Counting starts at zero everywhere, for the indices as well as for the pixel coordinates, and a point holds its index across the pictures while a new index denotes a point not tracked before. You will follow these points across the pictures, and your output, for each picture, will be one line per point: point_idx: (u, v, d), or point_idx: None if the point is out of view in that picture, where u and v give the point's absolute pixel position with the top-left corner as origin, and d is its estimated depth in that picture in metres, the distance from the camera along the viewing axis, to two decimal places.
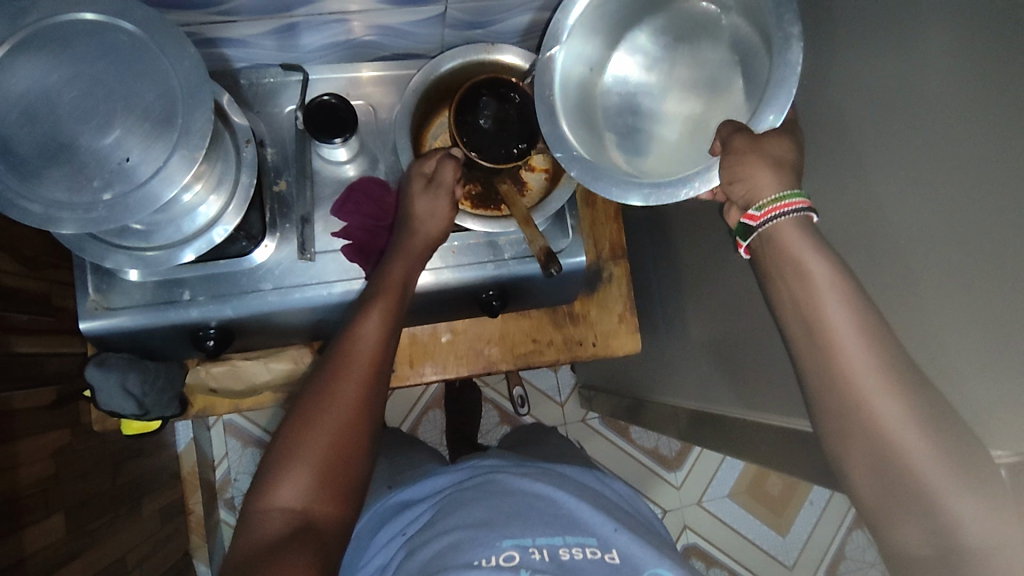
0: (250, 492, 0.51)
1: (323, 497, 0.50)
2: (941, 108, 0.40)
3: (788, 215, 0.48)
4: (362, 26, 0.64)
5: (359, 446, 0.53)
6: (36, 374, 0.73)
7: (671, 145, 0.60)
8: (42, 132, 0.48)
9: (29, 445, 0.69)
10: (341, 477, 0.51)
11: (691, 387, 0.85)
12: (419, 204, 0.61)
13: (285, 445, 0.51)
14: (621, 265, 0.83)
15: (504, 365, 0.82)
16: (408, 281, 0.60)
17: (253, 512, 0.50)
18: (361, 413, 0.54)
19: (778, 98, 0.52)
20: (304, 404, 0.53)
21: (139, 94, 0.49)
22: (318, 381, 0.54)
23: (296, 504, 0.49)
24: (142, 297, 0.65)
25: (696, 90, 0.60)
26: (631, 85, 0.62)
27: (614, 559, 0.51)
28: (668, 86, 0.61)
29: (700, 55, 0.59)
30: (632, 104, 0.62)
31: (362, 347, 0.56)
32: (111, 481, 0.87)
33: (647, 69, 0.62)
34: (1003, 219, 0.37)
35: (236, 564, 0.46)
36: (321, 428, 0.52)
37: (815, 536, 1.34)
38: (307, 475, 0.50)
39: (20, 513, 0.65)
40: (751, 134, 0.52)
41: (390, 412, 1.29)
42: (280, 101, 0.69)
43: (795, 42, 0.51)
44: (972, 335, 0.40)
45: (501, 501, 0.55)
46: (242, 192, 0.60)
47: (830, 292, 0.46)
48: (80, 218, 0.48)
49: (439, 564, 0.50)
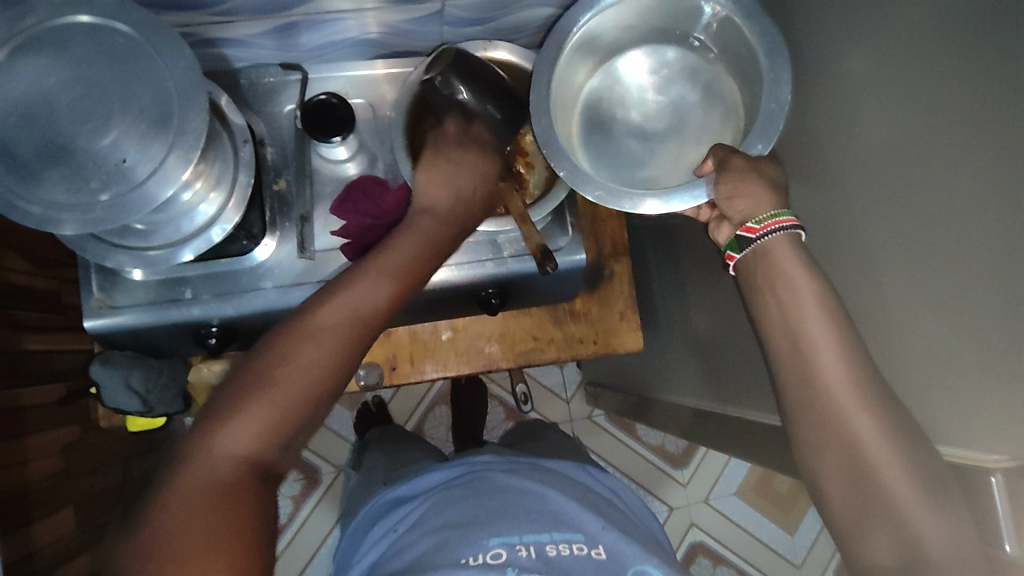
0: (191, 428, 0.48)
1: (274, 453, 0.48)
2: (946, 112, 0.40)
3: (777, 232, 0.50)
4: (376, 22, 0.64)
5: (325, 410, 0.50)
6: (46, 370, 0.74)
7: (656, 170, 0.64)
8: (40, 134, 0.48)
9: (39, 440, 0.71)
10: (300, 436, 0.49)
11: (694, 386, 0.84)
12: (473, 181, 0.62)
13: (244, 388, 0.48)
14: (623, 262, 0.82)
15: (505, 363, 0.82)
16: (423, 262, 0.56)
17: (198, 448, 0.46)
18: (332, 376, 0.50)
19: (767, 122, 0.53)
20: (280, 347, 0.49)
21: (135, 95, 0.50)
22: (300, 328, 0.50)
23: (247, 455, 0.46)
24: (146, 296, 0.66)
25: (665, 117, 0.66)
26: (609, 107, 0.67)
27: (601, 554, 0.51)
28: (656, 117, 0.66)
29: (669, 86, 0.66)
30: (612, 120, 0.67)
31: (350, 309, 0.51)
32: (120, 476, 0.88)
33: (637, 95, 0.67)
34: (995, 227, 0.37)
35: (173, 505, 0.43)
36: (291, 383, 0.48)
37: (824, 535, 1.33)
38: (263, 427, 0.47)
39: (30, 507, 0.67)
40: (748, 156, 0.52)
41: (397, 407, 1.30)
42: (280, 101, 0.70)
43: (784, 83, 0.53)
44: (984, 327, 0.39)
45: (489, 498, 0.55)
46: (240, 191, 0.60)
47: (816, 313, 0.48)
48: (78, 219, 0.49)
49: (426, 563, 0.50)
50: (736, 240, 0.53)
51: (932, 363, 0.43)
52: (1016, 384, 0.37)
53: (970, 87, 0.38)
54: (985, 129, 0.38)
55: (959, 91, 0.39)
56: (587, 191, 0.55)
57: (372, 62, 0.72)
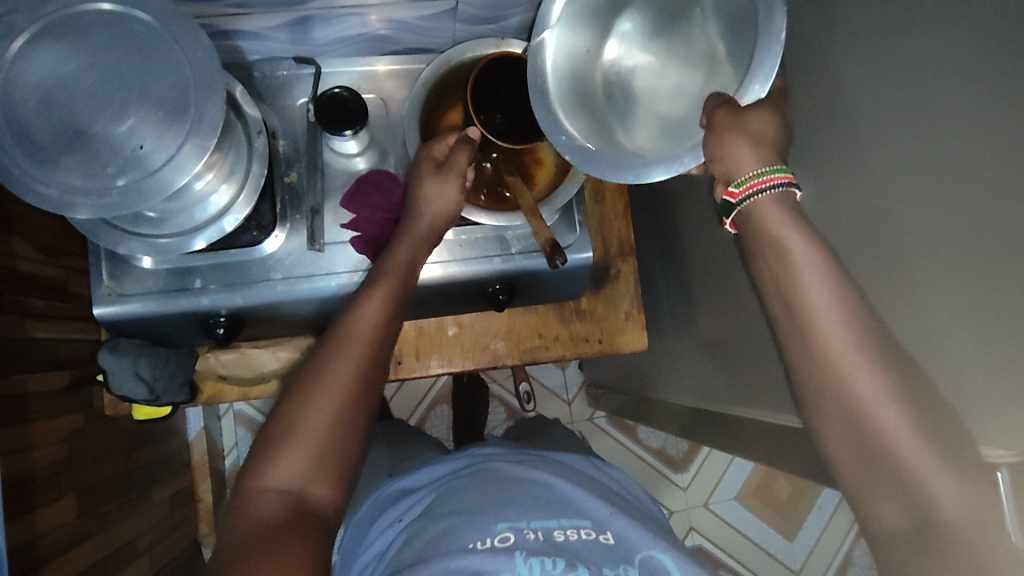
0: (241, 475, 0.51)
1: (319, 479, 0.50)
2: (928, 94, 0.40)
3: (766, 191, 0.48)
4: (378, 20, 0.65)
5: (355, 425, 0.53)
6: (51, 358, 0.74)
7: (675, 138, 0.57)
8: (59, 119, 0.48)
9: (43, 428, 0.70)
10: (338, 457, 0.51)
11: (698, 386, 0.85)
12: (426, 186, 0.62)
13: (280, 425, 0.51)
14: (629, 262, 0.83)
15: (510, 359, 0.82)
16: (411, 263, 0.61)
17: (248, 494, 0.49)
18: (358, 393, 0.53)
19: (766, 64, 0.50)
20: (302, 383, 0.53)
21: (153, 83, 0.50)
22: (316, 361, 0.54)
23: (292, 486, 0.49)
24: (155, 285, 0.67)
25: (685, 71, 0.56)
26: (627, 69, 0.59)
27: (608, 540, 0.52)
28: (645, 51, 0.58)
29: (687, 33, 0.55)
30: (602, 72, 0.60)
31: (360, 327, 0.56)
32: (122, 467, 0.88)
33: (650, 50, 0.57)
34: (978, 210, 0.37)
35: (231, 545, 0.46)
36: (320, 410, 0.51)
37: (823, 541, 1.33)
38: (302, 457, 0.50)
39: (33, 494, 0.67)
40: (734, 107, 0.50)
41: (398, 405, 1.30)
42: (293, 94, 0.71)
43: (779, 8, 0.49)
44: (963, 311, 0.38)
45: (496, 487, 0.56)
46: (252, 182, 0.61)
47: (823, 294, 0.45)
48: (94, 204, 0.50)
49: (436, 549, 0.51)
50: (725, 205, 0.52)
51: (920, 348, 0.43)
52: (986, 377, 0.37)
53: (949, 82, 0.38)
54: (963, 125, 0.37)
55: (939, 78, 0.39)
56: (593, 170, 0.58)
57: (373, 60, 0.73)
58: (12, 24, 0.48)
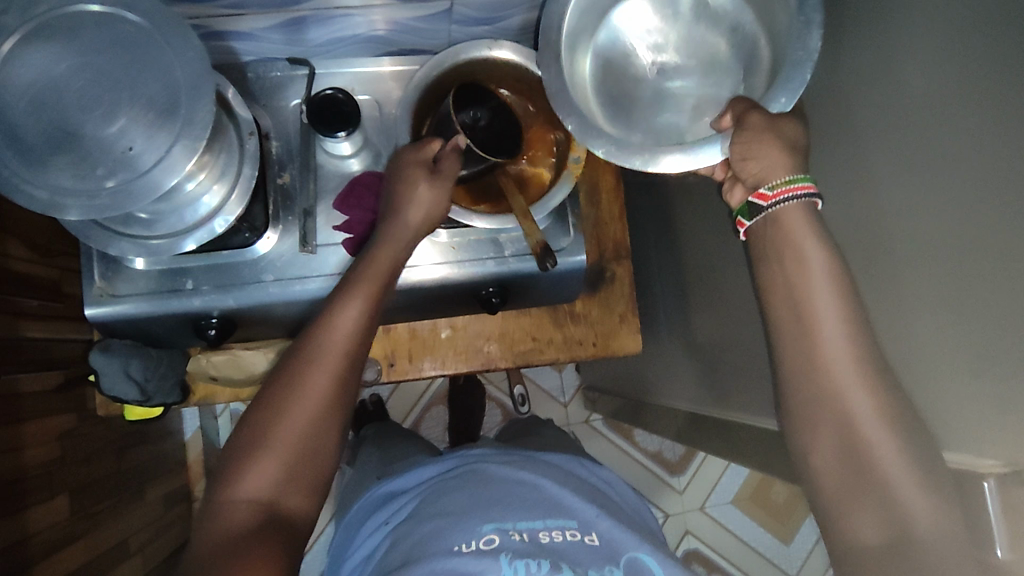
0: (210, 484, 0.51)
1: (289, 490, 0.50)
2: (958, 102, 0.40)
3: (799, 199, 0.48)
4: (383, 19, 0.65)
5: (329, 435, 0.53)
6: (44, 358, 0.75)
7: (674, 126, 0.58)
8: (50, 120, 0.48)
9: (35, 427, 0.70)
10: (308, 468, 0.52)
11: (692, 390, 0.85)
12: (421, 190, 0.60)
13: (251, 435, 0.51)
14: (624, 265, 0.82)
15: (504, 363, 0.82)
16: (393, 269, 0.60)
17: (216, 503, 0.49)
18: (332, 404, 0.53)
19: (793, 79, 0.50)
20: (277, 391, 0.53)
21: (144, 84, 0.50)
22: (291, 370, 0.54)
23: (263, 496, 0.49)
24: (146, 286, 0.66)
25: (700, 72, 0.58)
26: (639, 63, 0.60)
27: (594, 541, 0.51)
28: (666, 47, 0.59)
29: (698, 38, 0.58)
30: (619, 58, 0.60)
31: (338, 335, 0.55)
32: (115, 466, 0.88)
33: (661, 52, 0.59)
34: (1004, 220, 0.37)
35: (197, 554, 0.46)
36: (293, 421, 0.51)
37: (819, 546, 1.33)
38: (273, 467, 0.50)
39: (25, 493, 0.67)
40: (768, 113, 0.50)
41: (394, 406, 1.30)
42: (286, 95, 0.70)
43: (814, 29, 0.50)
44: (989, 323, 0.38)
45: (483, 488, 0.55)
46: (244, 183, 0.60)
47: None
48: (84, 205, 0.49)
49: (419, 551, 0.50)
50: (747, 206, 0.51)
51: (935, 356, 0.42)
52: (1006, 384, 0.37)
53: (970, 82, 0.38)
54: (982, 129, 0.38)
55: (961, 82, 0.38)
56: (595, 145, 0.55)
57: (380, 59, 0.72)
58: (3, 24, 0.48)
